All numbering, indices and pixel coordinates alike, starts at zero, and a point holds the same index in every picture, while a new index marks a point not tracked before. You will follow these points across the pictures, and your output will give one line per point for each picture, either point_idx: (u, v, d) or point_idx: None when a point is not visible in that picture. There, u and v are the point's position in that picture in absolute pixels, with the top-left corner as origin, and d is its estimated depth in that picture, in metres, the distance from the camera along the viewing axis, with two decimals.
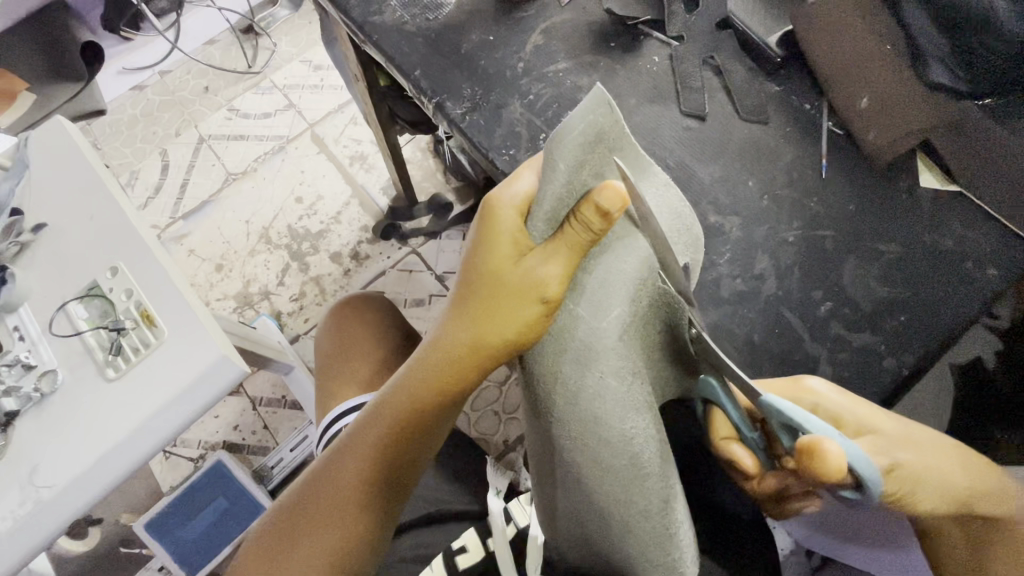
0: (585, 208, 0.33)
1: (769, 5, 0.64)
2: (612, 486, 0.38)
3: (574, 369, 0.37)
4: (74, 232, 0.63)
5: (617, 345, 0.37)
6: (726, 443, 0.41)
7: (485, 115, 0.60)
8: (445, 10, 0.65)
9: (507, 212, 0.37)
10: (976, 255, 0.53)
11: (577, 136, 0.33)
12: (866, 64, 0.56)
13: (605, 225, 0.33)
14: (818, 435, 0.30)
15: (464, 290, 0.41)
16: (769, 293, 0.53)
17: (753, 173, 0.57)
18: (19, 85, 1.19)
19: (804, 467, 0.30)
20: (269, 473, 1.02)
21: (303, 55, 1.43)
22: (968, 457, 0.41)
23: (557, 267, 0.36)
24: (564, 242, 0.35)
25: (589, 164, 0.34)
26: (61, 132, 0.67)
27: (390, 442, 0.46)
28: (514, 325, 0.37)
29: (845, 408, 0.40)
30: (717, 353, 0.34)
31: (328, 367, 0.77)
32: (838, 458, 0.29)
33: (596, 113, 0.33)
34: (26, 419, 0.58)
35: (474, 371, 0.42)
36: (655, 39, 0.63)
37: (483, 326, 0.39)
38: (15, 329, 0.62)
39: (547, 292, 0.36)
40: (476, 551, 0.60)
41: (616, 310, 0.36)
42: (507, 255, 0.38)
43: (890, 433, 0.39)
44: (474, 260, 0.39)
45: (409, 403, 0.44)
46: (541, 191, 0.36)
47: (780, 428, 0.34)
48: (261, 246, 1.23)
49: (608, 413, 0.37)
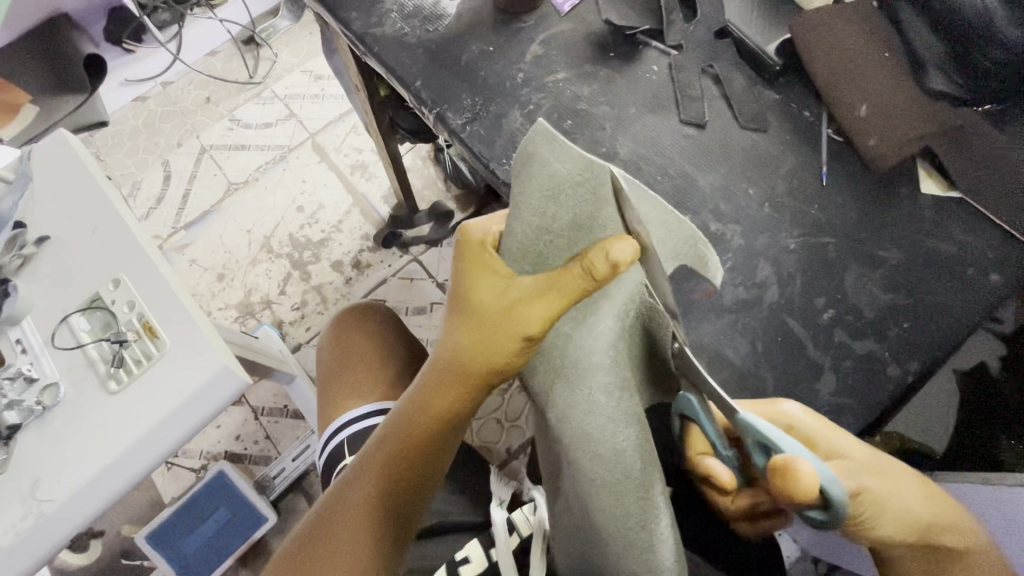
0: (592, 253, 0.32)
1: (767, 13, 0.64)
2: (609, 500, 0.38)
3: (566, 390, 0.39)
4: (75, 245, 0.63)
5: (607, 364, 0.37)
6: (700, 460, 0.40)
7: (486, 125, 0.60)
8: (445, 21, 0.65)
9: (483, 247, 0.37)
10: (979, 261, 0.53)
11: (540, 172, 0.31)
12: (862, 74, 0.56)
13: (611, 274, 0.32)
14: (792, 454, 0.31)
15: (454, 325, 0.40)
16: (771, 302, 0.53)
17: (753, 181, 0.57)
18: (22, 99, 1.20)
19: (775, 488, 0.31)
20: (271, 483, 1.01)
21: (304, 65, 1.44)
22: (937, 493, 0.41)
23: (544, 302, 0.35)
24: (557, 285, 0.35)
25: (542, 193, 0.32)
26: (63, 145, 0.67)
27: (395, 468, 0.46)
28: (503, 350, 0.38)
29: (817, 431, 0.41)
30: (697, 366, 0.35)
31: (331, 378, 0.77)
32: (811, 478, 0.30)
33: (545, 144, 0.31)
34: (28, 433, 0.58)
35: (469, 393, 0.42)
36: (654, 48, 0.63)
37: (476, 355, 0.39)
38: (19, 343, 0.62)
39: (530, 322, 0.36)
40: (479, 562, 0.58)
41: (603, 328, 0.37)
42: (490, 288, 0.37)
43: (861, 458, 0.39)
44: (458, 295, 0.39)
45: (411, 431, 0.45)
46: (510, 225, 0.35)
47: (752, 446, 0.34)
48: (262, 256, 1.23)
49: (600, 428, 0.38)
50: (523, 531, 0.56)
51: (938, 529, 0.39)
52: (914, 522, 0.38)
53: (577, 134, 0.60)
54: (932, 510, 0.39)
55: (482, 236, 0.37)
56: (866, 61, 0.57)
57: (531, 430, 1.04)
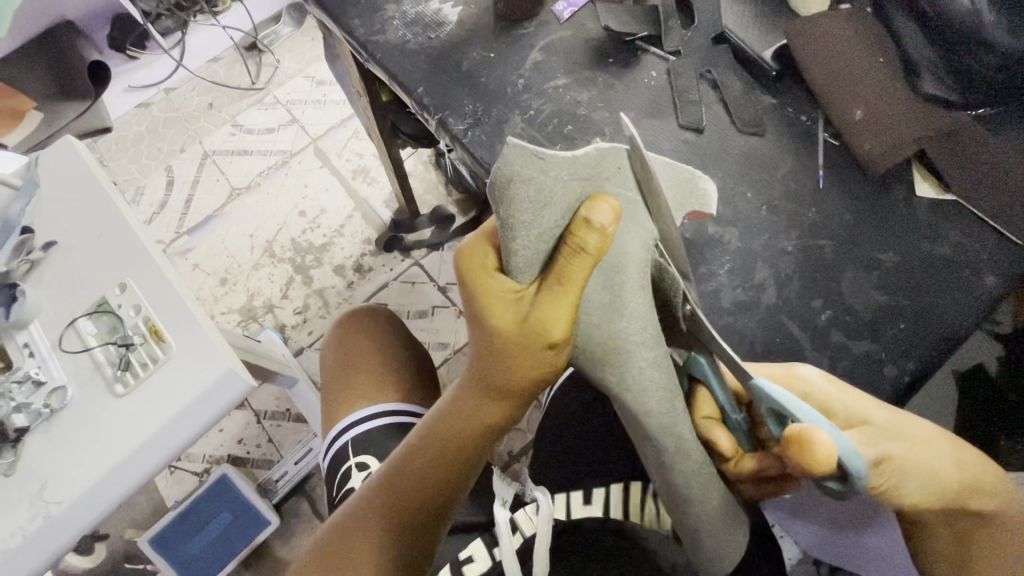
0: (579, 230, 0.34)
1: (764, 20, 0.65)
2: (683, 468, 0.40)
3: (615, 372, 0.39)
4: (84, 250, 0.64)
5: (647, 331, 0.38)
6: (707, 424, 0.42)
7: (488, 130, 0.61)
8: (446, 29, 0.66)
9: (485, 265, 0.39)
10: (974, 263, 0.53)
11: (522, 188, 0.34)
12: (856, 80, 0.58)
13: (603, 239, 0.34)
14: (807, 424, 0.32)
15: (475, 339, 0.42)
16: (769, 303, 0.54)
17: (750, 185, 0.58)
18: (28, 105, 1.21)
19: (790, 457, 0.32)
20: (274, 486, 1.02)
21: (307, 71, 1.45)
22: (963, 453, 0.43)
23: (561, 294, 0.36)
24: (562, 272, 0.36)
25: (533, 201, 0.35)
26: (71, 152, 0.68)
27: (428, 482, 0.47)
28: (529, 359, 0.39)
29: (833, 398, 0.42)
30: (709, 329, 0.36)
31: (333, 379, 0.77)
32: (828, 450, 0.31)
33: (514, 159, 0.34)
34: (35, 436, 0.58)
35: (501, 398, 0.44)
36: (652, 54, 0.64)
37: (505, 364, 0.41)
38: (25, 346, 0.63)
39: (554, 325, 0.37)
40: (484, 561, 0.59)
41: (636, 300, 0.38)
42: (504, 304, 0.38)
43: (880, 425, 0.41)
44: (473, 315, 0.40)
45: (447, 439, 0.47)
46: (509, 240, 0.37)
47: (770, 415, 0.36)
48: (265, 260, 1.24)
49: (653, 406, 0.38)
50: (525, 529, 0.58)
51: (964, 493, 0.42)
52: (936, 483, 0.41)
53: (577, 139, 0.60)
54: (957, 472, 0.41)
55: (480, 252, 0.39)
56: (862, 66, 0.58)
57: (531, 432, 1.05)
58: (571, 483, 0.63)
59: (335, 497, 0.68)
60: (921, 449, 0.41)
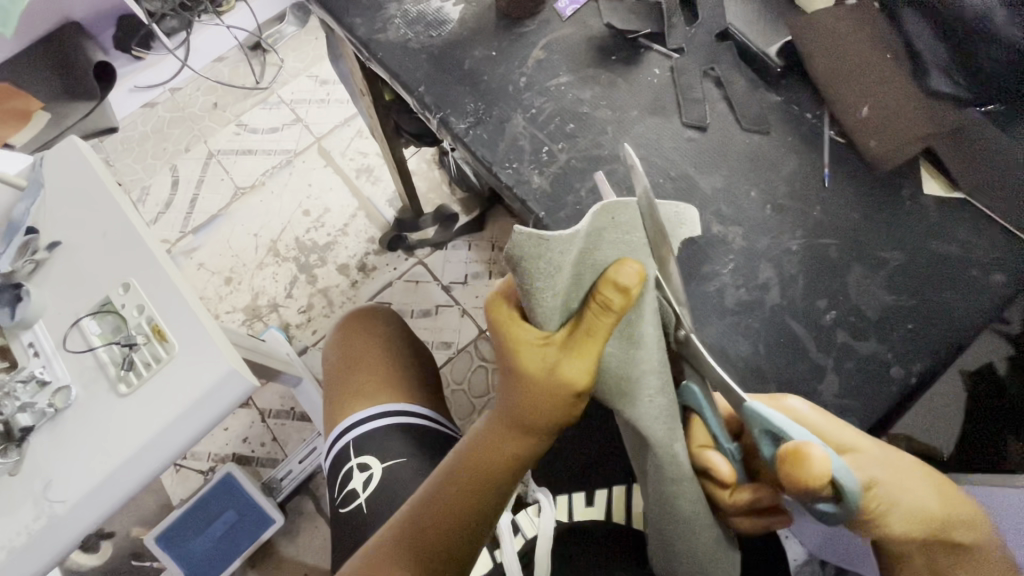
0: (604, 288, 0.33)
1: (767, 14, 0.65)
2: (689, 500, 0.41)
3: (631, 413, 0.38)
4: (87, 249, 0.64)
5: (658, 371, 0.37)
6: (700, 452, 0.41)
7: (489, 129, 0.61)
8: (448, 27, 0.66)
9: (516, 320, 0.37)
10: (982, 262, 0.53)
11: (526, 259, 0.32)
12: (864, 78, 0.57)
13: (626, 301, 0.33)
14: (802, 441, 0.32)
15: (505, 383, 0.39)
16: (773, 303, 0.54)
17: (755, 183, 0.57)
18: (35, 104, 1.21)
19: (784, 476, 0.31)
20: (279, 484, 1.02)
21: (310, 70, 1.45)
22: (947, 487, 0.41)
23: (594, 351, 0.35)
24: (589, 332, 0.34)
25: (543, 272, 0.33)
26: (74, 151, 0.68)
27: (450, 523, 0.42)
28: (557, 407, 0.37)
29: (826, 425, 0.40)
30: (706, 357, 0.36)
31: (334, 378, 0.77)
32: (823, 464, 0.30)
33: (521, 243, 0.31)
34: (41, 435, 0.59)
35: (531, 441, 0.41)
36: (655, 52, 0.63)
37: (540, 407, 0.38)
38: (31, 346, 0.63)
39: (580, 375, 0.36)
40: (484, 564, 0.59)
41: (647, 331, 0.36)
42: (535, 353, 0.37)
43: (869, 452, 0.39)
44: (505, 365, 0.38)
45: (471, 478, 0.42)
46: (527, 301, 0.35)
47: (761, 435, 0.35)
48: (270, 259, 1.24)
49: (661, 438, 0.38)
50: (528, 532, 0.56)
51: (950, 528, 0.39)
52: (923, 514, 0.38)
53: (579, 137, 0.60)
54: (943, 504, 0.39)
55: (508, 304, 0.38)
56: (870, 62, 0.57)
57: None
58: (573, 484, 0.63)
59: (337, 497, 0.69)
60: (906, 477, 0.39)
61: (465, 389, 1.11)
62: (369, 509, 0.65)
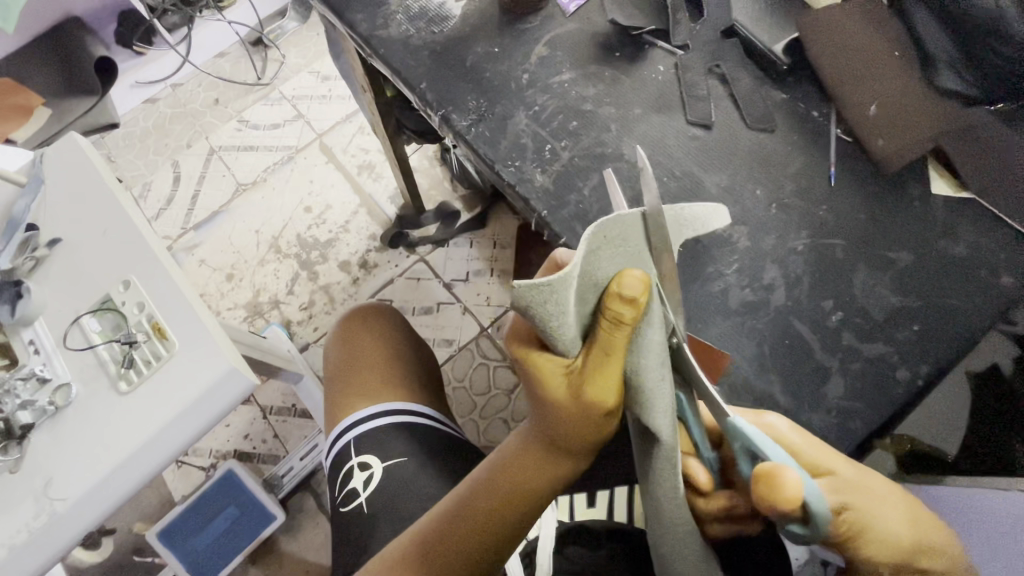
0: (611, 302, 0.33)
1: (773, 10, 0.63)
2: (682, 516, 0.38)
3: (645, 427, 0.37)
4: (87, 245, 0.64)
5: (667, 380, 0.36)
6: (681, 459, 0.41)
7: (491, 127, 0.60)
8: (450, 23, 0.65)
9: (538, 355, 0.38)
10: (991, 263, 0.52)
11: (534, 304, 0.32)
12: (874, 73, 0.56)
13: (635, 310, 0.33)
14: (778, 463, 0.32)
15: (535, 409, 0.40)
16: (779, 304, 0.53)
17: (760, 182, 0.57)
18: (36, 99, 1.19)
19: (757, 496, 0.31)
20: (280, 481, 1.02)
21: (312, 66, 1.44)
22: (919, 510, 0.39)
23: (615, 368, 0.35)
24: (604, 349, 0.35)
25: (551, 310, 0.33)
26: (73, 147, 0.67)
27: (468, 539, 0.41)
28: (589, 430, 0.38)
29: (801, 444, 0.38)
30: (694, 367, 0.35)
31: (337, 372, 0.77)
32: (795, 487, 0.30)
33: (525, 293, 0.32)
34: (42, 432, 0.59)
35: (557, 464, 0.41)
36: (660, 49, 0.63)
37: (569, 427, 0.38)
38: (31, 343, 0.63)
39: (607, 394, 0.36)
40: None
41: (650, 339, 0.35)
42: (560, 380, 0.37)
43: (845, 476, 0.37)
44: (535, 395, 0.39)
45: (493, 498, 0.41)
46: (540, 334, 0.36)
47: (741, 452, 0.35)
48: (271, 256, 1.24)
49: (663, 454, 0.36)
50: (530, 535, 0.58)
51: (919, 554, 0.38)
52: (893, 540, 0.37)
53: (583, 135, 0.59)
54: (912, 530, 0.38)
55: (528, 340, 0.39)
56: (877, 57, 0.57)
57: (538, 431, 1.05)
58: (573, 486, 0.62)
59: (337, 497, 0.68)
60: (877, 501, 0.37)
61: (466, 388, 1.10)
62: (369, 508, 0.65)
